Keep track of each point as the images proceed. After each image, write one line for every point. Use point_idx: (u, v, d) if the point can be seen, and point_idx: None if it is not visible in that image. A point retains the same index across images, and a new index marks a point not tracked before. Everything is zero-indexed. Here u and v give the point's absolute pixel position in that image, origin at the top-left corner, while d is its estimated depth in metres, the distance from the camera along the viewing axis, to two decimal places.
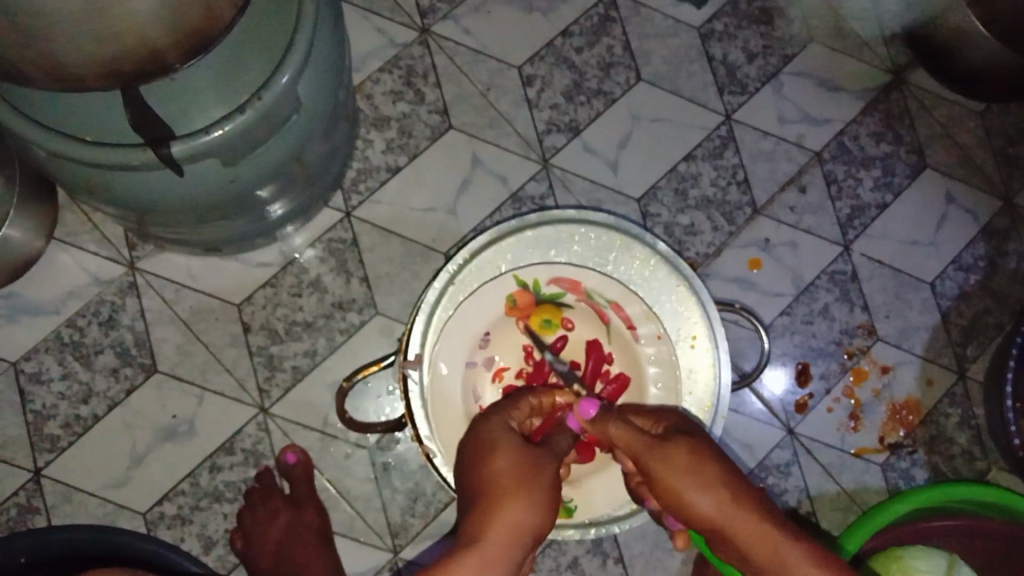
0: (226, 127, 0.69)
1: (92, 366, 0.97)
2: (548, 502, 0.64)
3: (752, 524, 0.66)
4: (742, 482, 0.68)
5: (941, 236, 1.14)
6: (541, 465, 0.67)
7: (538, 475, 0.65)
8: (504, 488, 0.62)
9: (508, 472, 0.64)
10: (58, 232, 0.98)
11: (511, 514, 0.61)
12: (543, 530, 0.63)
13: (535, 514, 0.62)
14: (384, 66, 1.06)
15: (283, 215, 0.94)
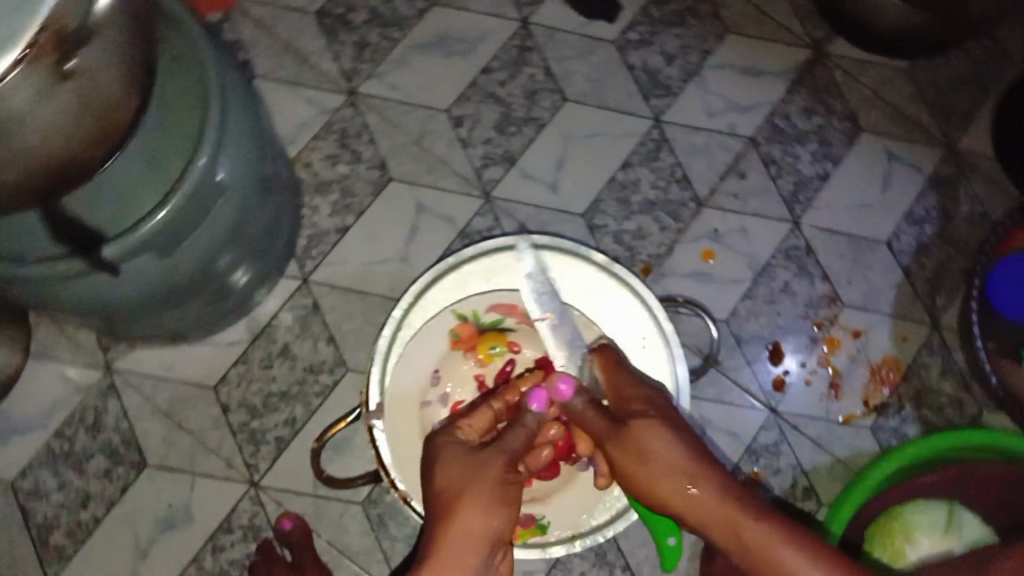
0: (152, 221, 0.72)
1: (86, 471, 1.00)
2: (501, 500, 0.63)
3: (702, 501, 0.63)
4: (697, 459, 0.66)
5: (889, 194, 1.15)
6: (491, 462, 0.66)
7: (485, 475, 0.65)
8: (446, 495, 0.63)
9: (454, 478, 0.65)
10: (36, 348, 1.02)
11: (454, 517, 0.61)
12: (503, 531, 0.63)
13: (484, 516, 0.62)
14: (318, 134, 1.09)
15: (249, 281, 0.98)
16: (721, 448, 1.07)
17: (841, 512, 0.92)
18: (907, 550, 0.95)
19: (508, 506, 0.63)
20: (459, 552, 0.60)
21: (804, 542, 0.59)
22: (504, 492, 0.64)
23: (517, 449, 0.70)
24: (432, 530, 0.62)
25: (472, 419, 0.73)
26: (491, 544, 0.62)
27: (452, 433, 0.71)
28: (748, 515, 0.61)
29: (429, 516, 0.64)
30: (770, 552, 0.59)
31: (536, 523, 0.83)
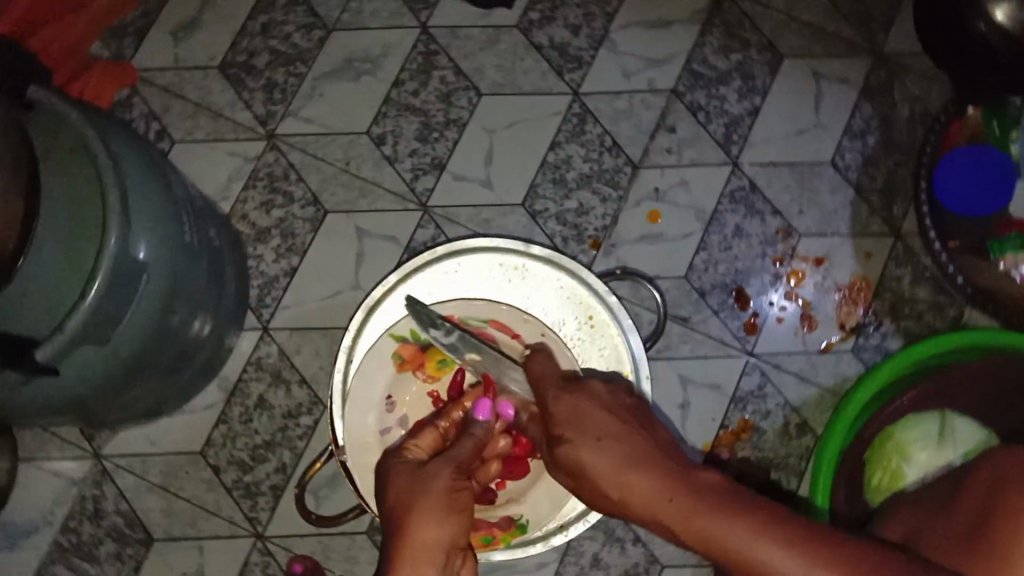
0: (76, 316, 0.74)
1: (98, 558, 1.03)
2: (453, 507, 0.64)
3: (640, 489, 0.58)
4: (631, 444, 0.62)
5: (823, 114, 1.13)
6: (439, 474, 0.68)
7: (434, 488, 0.66)
8: (397, 516, 0.64)
9: (404, 496, 0.65)
10: (24, 452, 1.05)
11: (407, 534, 0.62)
12: (458, 538, 0.63)
13: (430, 525, 0.62)
14: (247, 184, 1.11)
15: (211, 332, 0.99)
16: (707, 403, 1.06)
17: (827, 452, 0.92)
18: (905, 469, 0.94)
19: (459, 512, 0.64)
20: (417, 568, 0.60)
21: (755, 517, 0.51)
22: (456, 500, 0.66)
23: (466, 455, 0.72)
24: (387, 556, 0.62)
25: (418, 437, 0.76)
26: (447, 554, 0.62)
27: (403, 454, 0.74)
28: (683, 491, 0.55)
29: (385, 543, 0.63)
30: (719, 539, 0.51)
31: (514, 523, 0.84)
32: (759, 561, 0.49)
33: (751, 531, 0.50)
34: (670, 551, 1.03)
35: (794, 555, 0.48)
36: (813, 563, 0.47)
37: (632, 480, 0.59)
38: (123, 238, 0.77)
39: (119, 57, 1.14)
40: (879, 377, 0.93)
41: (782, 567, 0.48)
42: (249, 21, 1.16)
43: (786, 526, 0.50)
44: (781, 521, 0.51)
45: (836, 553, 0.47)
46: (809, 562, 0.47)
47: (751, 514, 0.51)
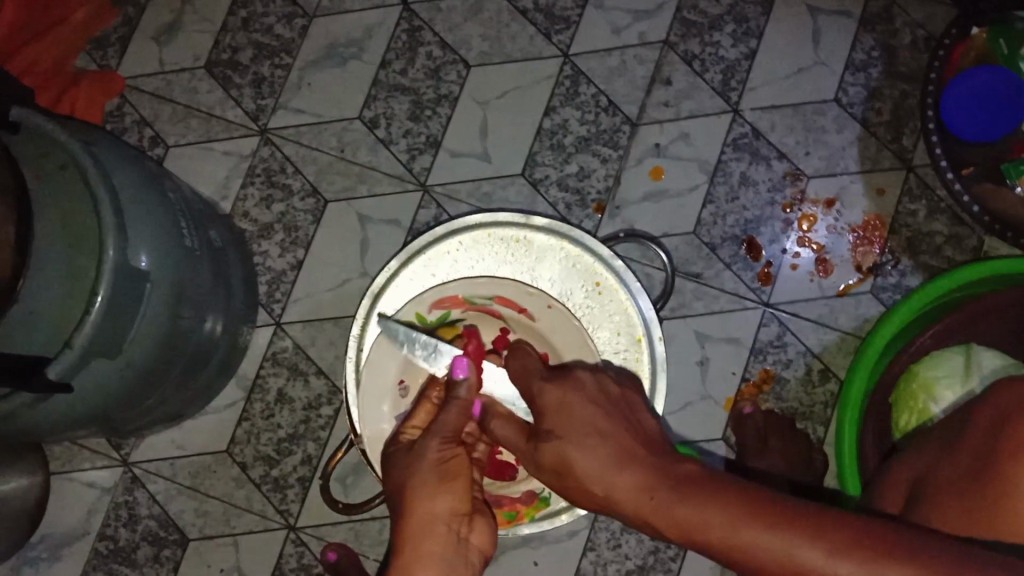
0: (83, 331, 0.74)
1: (137, 561, 1.05)
2: (446, 482, 0.66)
3: (624, 481, 0.56)
4: (607, 433, 0.60)
5: (822, 51, 1.10)
6: (428, 448, 0.69)
7: (424, 464, 0.67)
8: (398, 502, 0.66)
9: (400, 480, 0.67)
10: (56, 465, 1.07)
11: (408, 520, 0.64)
12: (457, 508, 0.65)
13: (432, 502, 0.65)
14: (245, 181, 1.11)
15: (224, 330, 0.99)
16: (726, 358, 1.05)
17: (849, 398, 0.90)
18: (932, 408, 0.90)
19: (454, 485, 0.66)
20: (424, 552, 0.63)
21: (744, 504, 0.50)
22: (449, 473, 0.67)
23: (453, 428, 0.71)
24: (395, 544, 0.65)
25: (414, 415, 0.75)
26: (450, 527, 0.65)
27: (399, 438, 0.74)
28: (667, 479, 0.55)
29: (393, 527, 0.66)
30: (704, 526, 0.50)
31: (537, 496, 0.84)
32: (744, 545, 0.48)
33: (734, 516, 0.49)
34: None
35: (777, 532, 0.47)
36: (796, 537, 0.47)
37: (613, 473, 0.57)
38: (121, 249, 0.77)
39: (105, 68, 1.14)
40: (897, 319, 0.91)
41: (766, 547, 0.47)
42: (230, 16, 1.15)
43: (769, 508, 0.49)
44: (762, 504, 0.50)
45: (818, 524, 0.47)
46: (792, 537, 0.47)
47: (733, 500, 0.51)
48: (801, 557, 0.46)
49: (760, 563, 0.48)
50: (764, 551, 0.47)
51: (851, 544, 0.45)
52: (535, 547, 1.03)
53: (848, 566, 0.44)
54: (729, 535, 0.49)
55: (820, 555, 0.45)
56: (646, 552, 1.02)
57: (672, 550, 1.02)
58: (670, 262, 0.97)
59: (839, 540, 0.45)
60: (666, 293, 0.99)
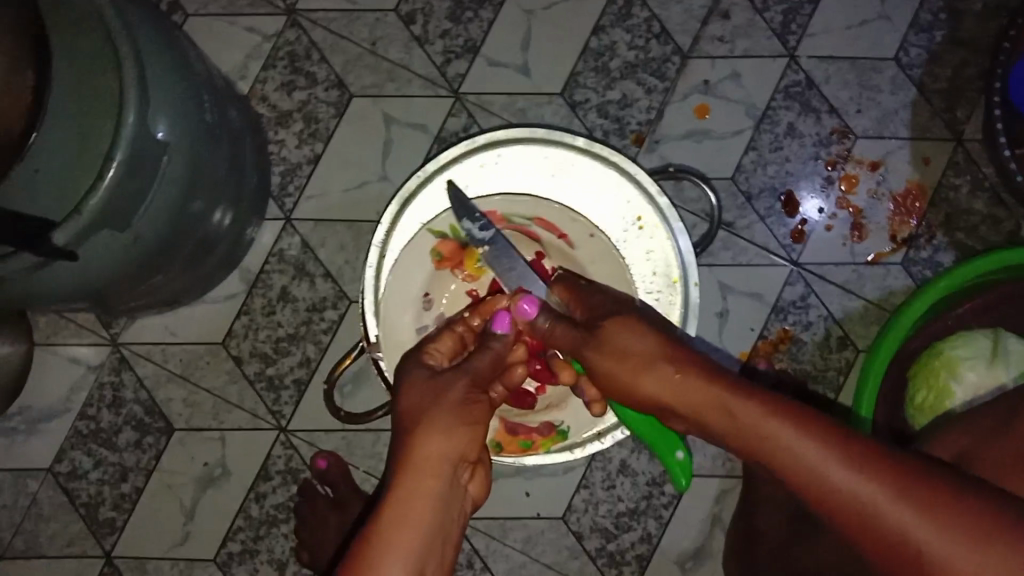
0: (94, 200, 0.69)
1: (117, 446, 1.01)
2: (462, 423, 0.64)
3: (699, 393, 0.60)
4: (684, 356, 0.63)
5: (889, 4, 1.04)
6: (454, 385, 0.67)
7: (447, 400, 0.65)
8: (408, 428, 0.63)
9: (419, 407, 0.65)
10: (41, 337, 1.02)
11: (413, 448, 0.61)
12: (465, 452, 0.63)
13: (444, 437, 0.62)
14: (266, 64, 1.04)
15: (232, 224, 0.94)
16: (746, 311, 1.02)
17: (872, 369, 0.89)
18: (952, 386, 0.89)
19: (471, 427, 0.64)
20: (421, 482, 0.60)
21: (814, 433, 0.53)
22: (468, 416, 0.65)
23: (486, 370, 0.69)
24: (394, 469, 0.62)
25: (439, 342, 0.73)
26: (453, 467, 0.62)
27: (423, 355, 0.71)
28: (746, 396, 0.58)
29: (394, 450, 0.63)
30: (778, 448, 0.54)
31: (555, 430, 0.83)
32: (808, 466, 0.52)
33: (806, 436, 0.53)
34: (701, 460, 1.02)
35: (847, 466, 0.51)
36: (861, 473, 0.50)
37: (688, 387, 0.61)
38: (141, 115, 0.70)
39: None
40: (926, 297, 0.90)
41: (830, 475, 0.51)
42: None
43: (836, 435, 0.53)
44: (830, 435, 0.53)
45: (882, 465, 0.50)
46: (858, 473, 0.50)
47: (802, 427, 0.54)
48: (859, 491, 0.50)
49: (820, 489, 0.51)
50: (829, 481, 0.51)
51: (920, 494, 0.48)
52: (527, 478, 1.02)
53: (905, 507, 0.48)
54: (797, 455, 0.53)
55: (879, 495, 0.49)
56: (640, 497, 1.01)
57: (666, 497, 1.01)
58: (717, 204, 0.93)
59: (898, 482, 0.49)
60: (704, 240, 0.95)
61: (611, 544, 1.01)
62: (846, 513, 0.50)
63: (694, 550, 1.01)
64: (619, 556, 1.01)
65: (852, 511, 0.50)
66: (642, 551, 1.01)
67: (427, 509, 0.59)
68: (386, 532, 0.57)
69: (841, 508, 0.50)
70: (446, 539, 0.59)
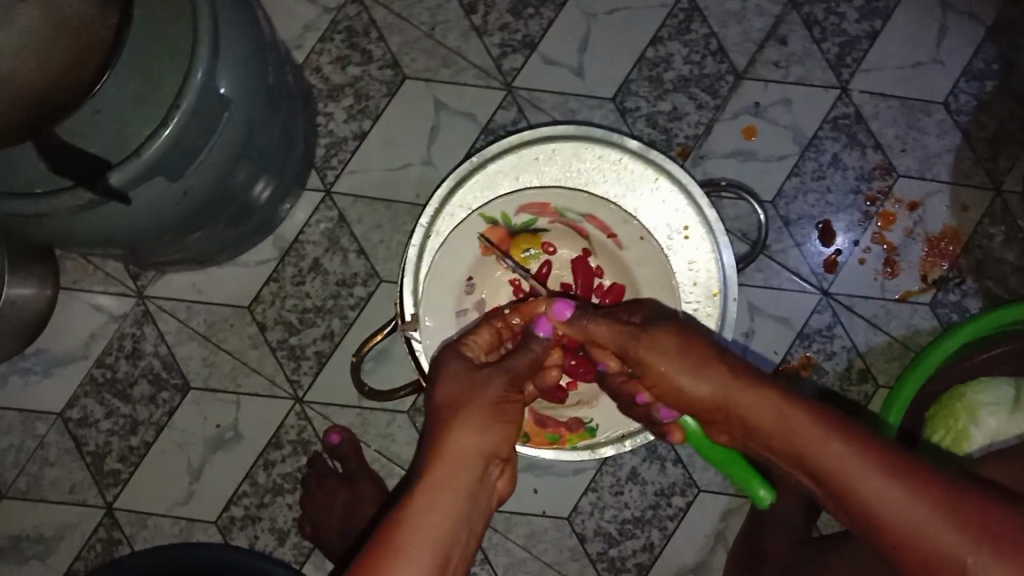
0: (157, 143, 0.66)
1: (131, 398, 1.01)
2: (499, 419, 0.62)
3: (751, 398, 0.62)
4: (736, 363, 0.65)
5: (944, 49, 1.05)
6: (494, 381, 0.65)
7: (486, 395, 0.63)
8: (441, 419, 0.62)
9: (453, 400, 0.63)
10: (66, 282, 1.02)
11: (444, 440, 0.60)
12: (499, 448, 0.61)
13: (477, 435, 0.60)
14: (324, 36, 1.04)
15: (270, 197, 0.93)
16: (772, 335, 1.03)
17: (894, 407, 0.89)
18: (972, 430, 0.89)
19: (506, 425, 0.62)
20: (450, 475, 0.58)
21: (862, 442, 0.56)
22: (504, 412, 0.63)
23: (523, 372, 0.67)
24: (423, 461, 0.60)
25: (476, 334, 0.72)
26: (486, 462, 0.60)
27: (460, 351, 0.70)
28: (797, 407, 0.60)
29: (425, 440, 0.62)
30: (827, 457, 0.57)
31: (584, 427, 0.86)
32: (857, 472, 0.54)
33: (857, 451, 0.55)
34: (710, 477, 1.01)
35: (898, 481, 0.53)
36: (913, 489, 0.52)
37: (739, 393, 0.63)
38: (210, 72, 0.68)
39: None
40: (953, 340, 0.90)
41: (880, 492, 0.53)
42: None
43: (887, 452, 0.55)
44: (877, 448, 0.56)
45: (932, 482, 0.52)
46: (910, 490, 0.52)
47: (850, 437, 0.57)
48: (908, 507, 0.51)
49: (869, 500, 0.53)
50: (878, 496, 0.53)
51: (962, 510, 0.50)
52: (536, 475, 1.02)
53: (955, 523, 0.50)
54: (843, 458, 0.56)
55: (928, 511, 0.51)
56: (646, 505, 1.01)
57: (672, 510, 1.01)
58: (764, 223, 0.95)
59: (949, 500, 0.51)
60: (750, 257, 0.97)
61: (612, 550, 1.01)
62: (892, 525, 0.52)
63: (694, 565, 1.01)
64: (618, 562, 1.01)
65: (900, 524, 0.52)
66: (642, 560, 1.01)
67: (455, 502, 0.57)
68: (412, 522, 0.55)
69: (888, 519, 0.52)
70: (470, 535, 0.58)
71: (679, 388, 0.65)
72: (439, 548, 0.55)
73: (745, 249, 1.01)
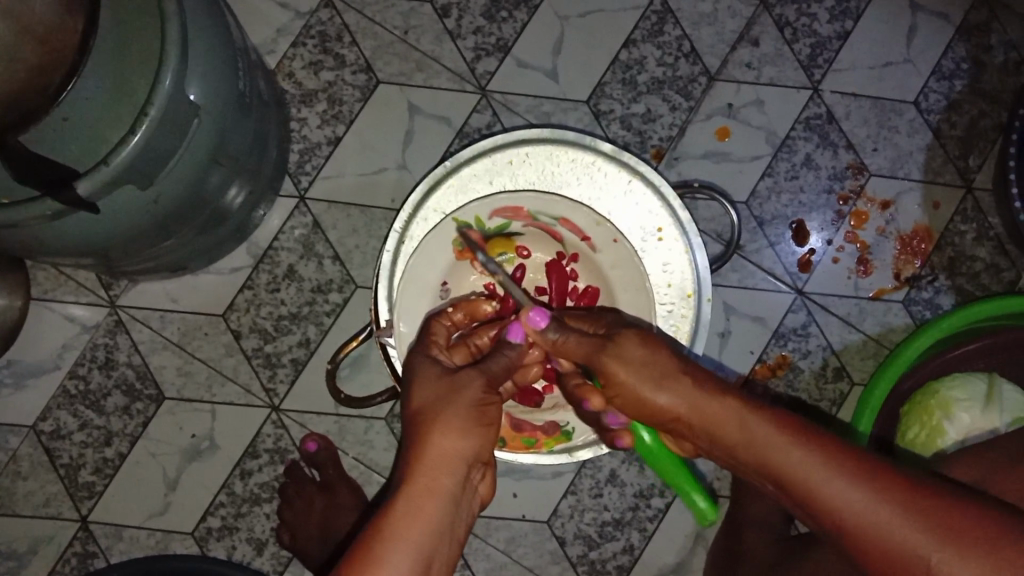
0: (123, 154, 0.65)
1: (105, 409, 0.99)
2: (478, 422, 0.61)
3: (709, 412, 0.61)
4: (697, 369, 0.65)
5: (914, 49, 1.06)
6: (471, 382, 0.64)
7: (463, 396, 0.62)
8: (421, 422, 0.61)
9: (424, 408, 0.62)
10: (36, 292, 1.00)
11: (426, 444, 0.59)
12: (480, 451, 0.61)
13: (457, 438, 0.60)
14: (296, 41, 1.03)
15: (243, 203, 0.92)
16: (749, 335, 1.03)
17: (866, 411, 0.90)
18: (946, 426, 0.90)
19: (485, 426, 0.62)
20: (433, 479, 0.58)
21: (818, 443, 0.56)
22: (486, 414, 0.62)
23: (500, 371, 0.68)
24: (404, 465, 0.60)
25: (433, 330, 0.74)
26: (467, 468, 0.60)
27: (432, 353, 0.70)
28: (761, 413, 0.60)
29: (403, 450, 0.61)
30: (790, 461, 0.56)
31: (561, 429, 0.87)
32: (814, 473, 0.55)
33: (818, 453, 0.55)
34: None
35: (855, 482, 0.53)
36: (869, 489, 0.52)
37: (705, 407, 0.61)
38: (178, 78, 0.66)
39: None
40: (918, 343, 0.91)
41: (840, 492, 0.53)
42: None
43: (851, 456, 0.55)
44: (836, 449, 0.56)
45: (889, 480, 0.53)
46: (870, 490, 0.52)
47: (809, 439, 0.57)
48: (869, 507, 0.52)
49: (830, 503, 0.54)
50: (838, 497, 0.53)
51: (921, 505, 0.51)
52: (516, 479, 1.02)
53: (909, 521, 0.50)
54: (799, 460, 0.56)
55: (883, 505, 0.51)
56: (626, 507, 1.01)
57: (651, 511, 1.01)
58: (738, 224, 0.95)
59: (907, 499, 0.51)
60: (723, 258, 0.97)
61: (593, 553, 1.01)
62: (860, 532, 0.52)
63: (674, 565, 1.02)
64: (599, 564, 1.01)
65: (861, 526, 0.52)
66: (623, 562, 1.01)
67: (436, 506, 0.57)
68: (391, 529, 0.55)
69: (849, 522, 0.53)
70: (454, 535, 0.58)
71: (644, 400, 0.64)
72: (421, 551, 0.55)
73: (720, 249, 1.02)
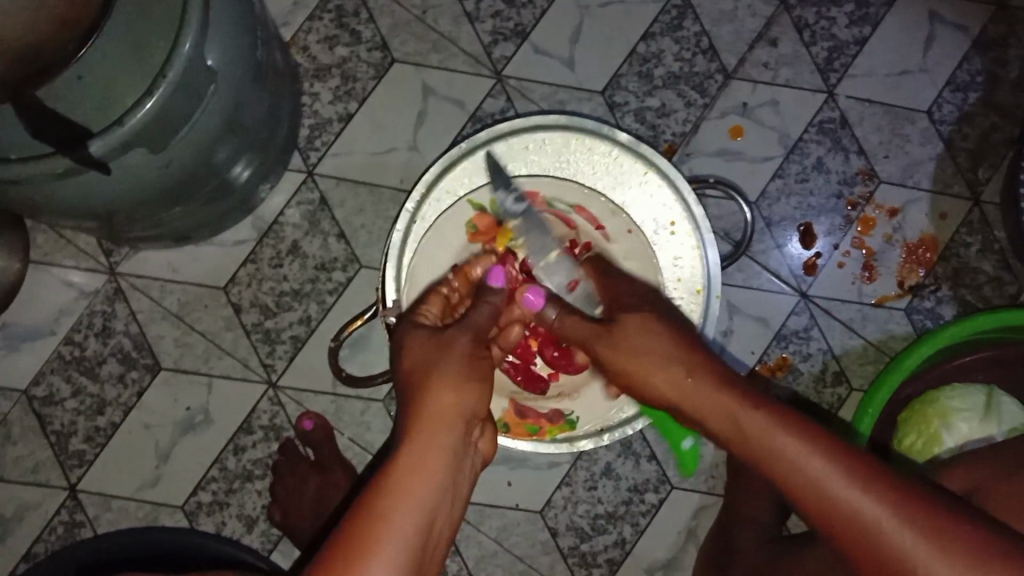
0: (139, 114, 0.63)
1: (99, 376, 0.98)
2: (471, 376, 0.62)
3: (708, 397, 0.61)
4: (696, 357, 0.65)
5: (930, 59, 1.06)
6: (460, 341, 0.66)
7: (454, 354, 0.64)
8: (417, 380, 0.62)
9: (423, 364, 0.63)
10: (35, 255, 0.99)
11: (421, 402, 0.60)
12: (476, 408, 0.61)
13: (454, 394, 0.61)
14: (313, 14, 1.02)
15: (250, 176, 0.91)
16: (751, 335, 1.04)
17: (863, 422, 0.89)
18: (943, 435, 0.90)
19: (479, 383, 0.63)
20: (433, 433, 0.58)
21: (804, 432, 0.56)
22: (475, 370, 0.63)
23: (486, 323, 0.70)
24: (405, 417, 0.60)
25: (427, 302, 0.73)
26: (468, 422, 0.61)
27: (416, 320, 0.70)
28: (753, 407, 0.59)
29: (401, 406, 0.62)
30: (777, 453, 0.56)
31: (564, 418, 0.87)
32: (800, 465, 0.54)
33: (806, 447, 0.55)
34: (683, 474, 1.02)
35: (848, 478, 0.52)
36: (860, 485, 0.52)
37: (697, 393, 0.62)
38: (199, 46, 0.65)
39: None
40: (916, 354, 0.90)
41: (829, 482, 0.53)
42: None
43: (840, 448, 0.55)
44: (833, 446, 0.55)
45: (879, 477, 0.52)
46: (859, 484, 0.52)
47: (800, 432, 0.56)
48: (855, 501, 0.51)
49: (815, 494, 0.53)
50: (823, 485, 0.53)
51: (909, 503, 0.50)
52: (511, 467, 1.01)
53: (901, 520, 0.50)
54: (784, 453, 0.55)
55: (869, 501, 0.51)
56: (620, 501, 1.01)
57: (645, 506, 1.01)
58: (750, 223, 0.95)
59: (899, 497, 0.51)
60: (732, 258, 0.97)
61: (584, 545, 1.01)
62: (847, 530, 0.52)
63: (665, 562, 1.01)
64: (590, 557, 1.01)
65: (853, 524, 0.51)
66: (613, 555, 1.01)
67: (440, 456, 0.57)
68: (395, 483, 0.54)
69: (840, 519, 0.52)
70: (456, 493, 0.58)
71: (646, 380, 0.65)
72: (425, 504, 0.54)
73: (728, 248, 1.01)
